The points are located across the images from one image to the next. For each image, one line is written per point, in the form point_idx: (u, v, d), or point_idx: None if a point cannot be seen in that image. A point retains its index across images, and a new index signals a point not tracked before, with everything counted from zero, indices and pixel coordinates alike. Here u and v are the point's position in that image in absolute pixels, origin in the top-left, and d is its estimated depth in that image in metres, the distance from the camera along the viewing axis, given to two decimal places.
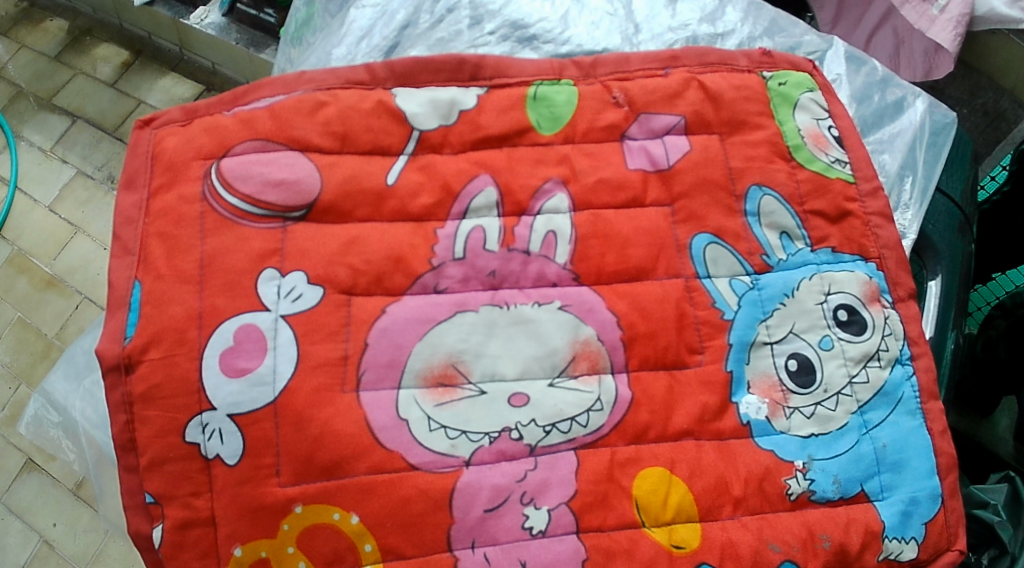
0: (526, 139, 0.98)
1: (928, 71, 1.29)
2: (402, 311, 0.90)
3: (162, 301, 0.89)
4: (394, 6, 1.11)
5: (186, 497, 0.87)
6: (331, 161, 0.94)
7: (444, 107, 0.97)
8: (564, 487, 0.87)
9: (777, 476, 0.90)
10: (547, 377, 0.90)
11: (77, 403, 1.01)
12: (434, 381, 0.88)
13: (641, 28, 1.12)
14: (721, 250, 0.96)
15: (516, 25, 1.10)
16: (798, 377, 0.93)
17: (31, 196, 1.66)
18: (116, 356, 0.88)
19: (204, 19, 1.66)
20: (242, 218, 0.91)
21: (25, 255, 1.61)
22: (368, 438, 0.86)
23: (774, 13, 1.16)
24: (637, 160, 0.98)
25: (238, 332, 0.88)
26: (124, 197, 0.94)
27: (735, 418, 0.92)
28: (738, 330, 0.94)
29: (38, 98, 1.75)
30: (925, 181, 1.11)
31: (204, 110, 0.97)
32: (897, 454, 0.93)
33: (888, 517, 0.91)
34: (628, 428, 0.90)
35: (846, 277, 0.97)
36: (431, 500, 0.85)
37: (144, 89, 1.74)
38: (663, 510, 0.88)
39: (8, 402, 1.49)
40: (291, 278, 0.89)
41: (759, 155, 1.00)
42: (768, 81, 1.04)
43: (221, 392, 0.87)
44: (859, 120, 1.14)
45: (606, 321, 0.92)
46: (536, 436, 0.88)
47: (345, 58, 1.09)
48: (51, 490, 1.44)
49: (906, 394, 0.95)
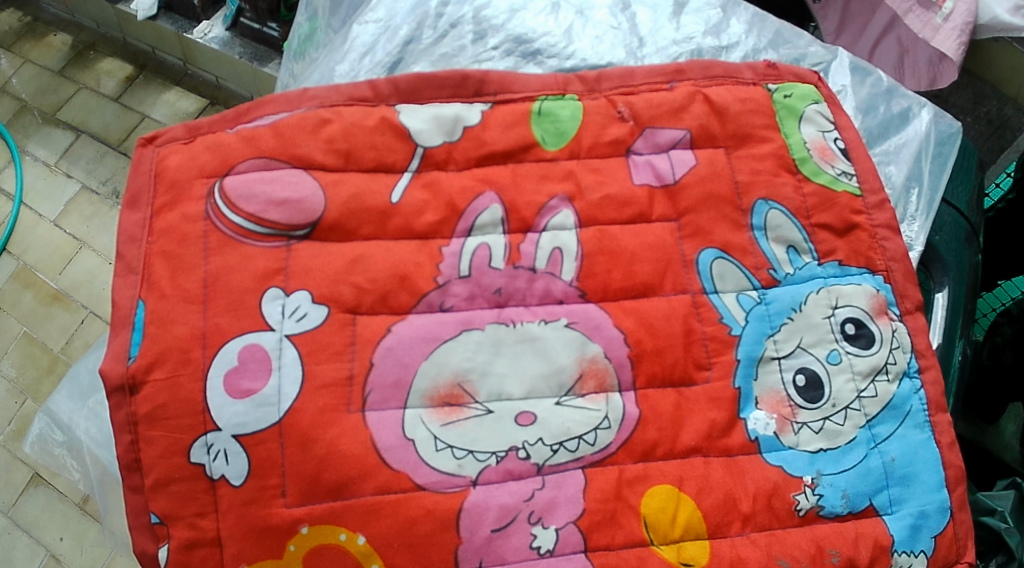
0: (531, 155, 0.97)
1: (933, 80, 1.29)
2: (408, 329, 0.89)
3: (166, 321, 0.88)
4: (397, 21, 1.10)
5: (192, 517, 0.86)
6: (335, 179, 0.94)
7: (448, 123, 0.97)
8: (572, 506, 0.87)
9: (786, 492, 0.89)
10: (554, 395, 0.89)
11: (81, 422, 1.01)
12: (440, 401, 0.88)
13: (645, 41, 1.12)
14: (728, 264, 0.95)
15: (520, 40, 1.09)
16: (806, 392, 0.93)
17: (36, 211, 1.66)
18: (120, 376, 0.87)
19: (207, 33, 1.66)
20: (246, 237, 0.90)
21: (30, 270, 1.60)
22: (375, 458, 0.85)
23: (778, 25, 1.15)
24: (643, 175, 0.98)
25: (243, 352, 0.87)
26: (128, 216, 0.93)
27: (743, 435, 0.91)
28: (745, 345, 0.93)
29: (43, 112, 1.75)
30: (931, 192, 1.11)
31: (207, 128, 0.97)
32: (907, 468, 0.92)
33: (898, 531, 0.91)
34: (636, 446, 0.89)
35: (853, 290, 0.97)
36: (437, 521, 0.85)
37: (149, 104, 1.74)
38: (672, 527, 0.87)
39: (14, 417, 1.49)
40: (296, 297, 0.89)
41: (765, 168, 0.99)
42: (774, 93, 1.04)
43: (225, 412, 0.86)
44: (864, 131, 1.13)
45: (613, 339, 0.91)
46: (543, 455, 0.87)
47: (348, 74, 1.08)
48: (58, 505, 1.43)
49: (914, 408, 0.95)
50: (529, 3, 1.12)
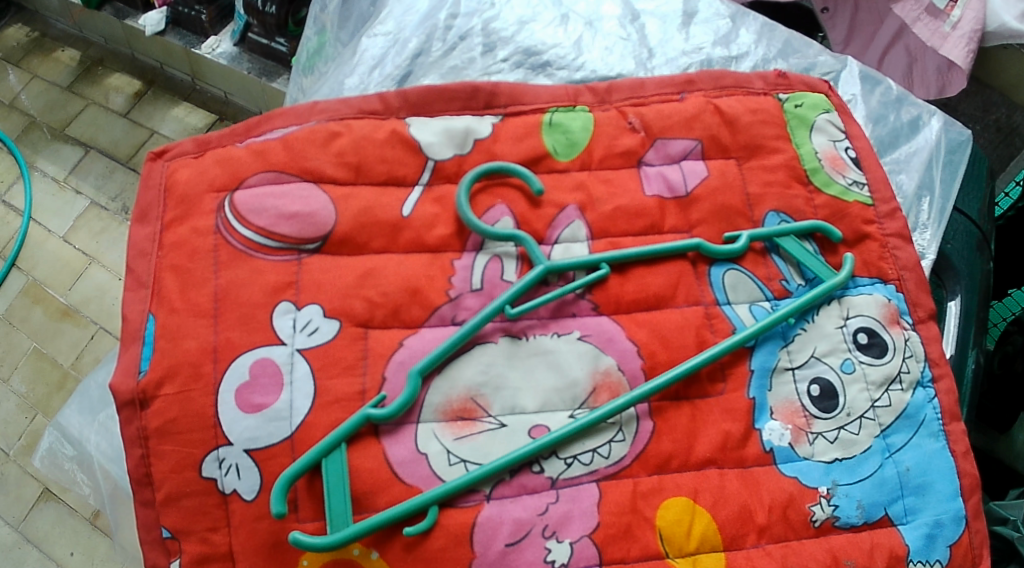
0: (542, 166, 0.97)
1: (942, 88, 1.28)
2: (420, 343, 0.89)
3: (177, 335, 0.88)
4: (406, 34, 1.10)
5: (204, 532, 0.85)
6: (345, 192, 0.93)
7: (458, 136, 0.97)
8: (587, 519, 0.86)
9: (801, 503, 0.89)
10: (568, 409, 0.89)
11: (92, 436, 1.00)
12: (453, 415, 0.87)
13: (654, 52, 1.12)
14: (740, 276, 0.95)
15: (529, 52, 1.10)
16: (820, 402, 0.92)
17: (45, 226, 1.66)
18: (130, 390, 0.87)
19: (216, 48, 1.66)
20: (256, 250, 0.90)
21: (40, 286, 1.60)
22: (387, 473, 0.85)
23: (787, 35, 1.16)
24: (655, 186, 0.97)
25: (254, 366, 0.87)
26: (137, 230, 0.93)
27: (759, 446, 0.90)
28: (759, 356, 0.92)
29: (51, 128, 1.75)
30: (943, 201, 1.10)
31: (216, 142, 0.97)
32: (921, 478, 0.92)
33: (913, 541, 0.90)
34: (650, 458, 0.88)
35: (864, 300, 0.96)
36: (451, 535, 0.84)
37: (157, 119, 1.75)
38: (687, 540, 0.86)
39: (24, 432, 1.48)
40: (307, 311, 0.89)
41: (777, 180, 0.99)
42: (785, 103, 1.04)
43: (237, 427, 0.85)
44: (875, 140, 1.13)
45: (626, 351, 0.90)
46: (557, 469, 0.87)
47: (358, 87, 1.08)
48: (69, 519, 1.43)
49: (928, 417, 0.94)
50: (538, 15, 1.12)
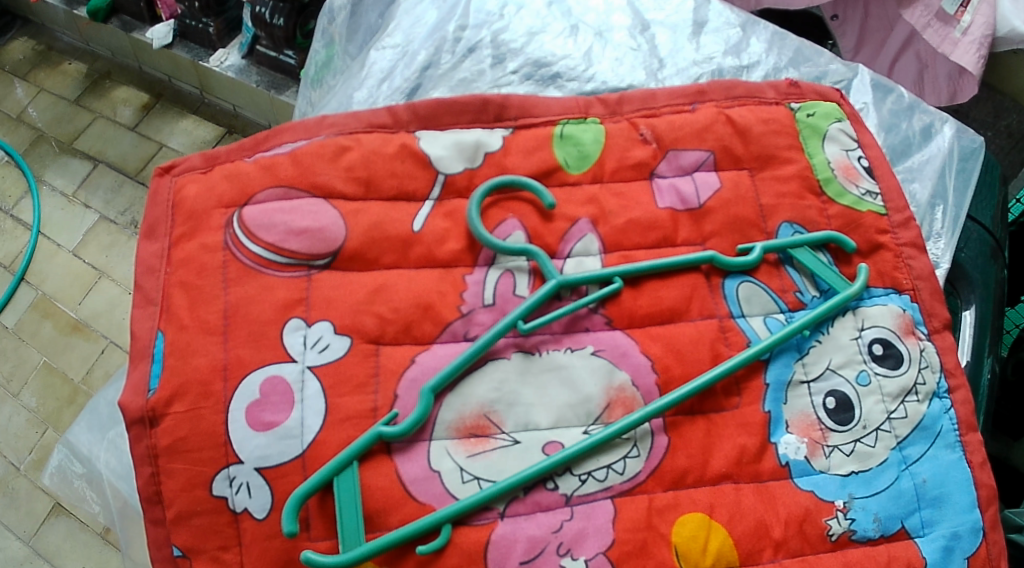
0: (554, 179, 0.96)
1: (954, 94, 1.27)
2: (432, 360, 0.88)
3: (187, 352, 0.87)
4: (414, 46, 1.10)
5: (215, 550, 0.85)
6: (355, 208, 0.93)
7: (469, 149, 0.96)
8: (602, 536, 0.85)
9: (817, 517, 0.88)
10: (582, 424, 0.88)
11: (101, 454, 1.00)
12: (466, 432, 0.86)
13: (665, 62, 1.11)
14: (754, 288, 0.94)
15: (540, 64, 1.09)
16: (836, 415, 0.91)
17: (55, 240, 1.65)
18: (139, 409, 0.86)
19: (224, 61, 1.66)
20: (266, 268, 0.90)
21: (49, 299, 1.60)
22: (401, 491, 0.84)
23: (798, 43, 1.15)
24: (667, 199, 0.97)
25: (265, 385, 0.86)
26: (146, 246, 0.92)
27: (774, 460, 0.89)
28: (775, 370, 0.91)
29: (59, 141, 1.75)
30: (956, 209, 1.09)
31: (225, 156, 0.96)
32: (938, 489, 0.91)
33: (930, 553, 0.89)
34: (666, 474, 0.87)
35: (879, 311, 0.95)
36: (464, 554, 0.83)
37: (166, 132, 1.75)
38: (703, 556, 0.85)
39: (34, 446, 1.48)
40: (317, 328, 0.88)
41: (790, 190, 0.98)
42: (796, 113, 1.03)
43: (248, 445, 0.85)
44: (887, 148, 1.12)
45: (640, 365, 0.90)
46: (571, 486, 0.86)
47: (367, 100, 1.07)
48: (80, 534, 1.42)
49: (944, 428, 0.93)
50: (547, 26, 1.12)
